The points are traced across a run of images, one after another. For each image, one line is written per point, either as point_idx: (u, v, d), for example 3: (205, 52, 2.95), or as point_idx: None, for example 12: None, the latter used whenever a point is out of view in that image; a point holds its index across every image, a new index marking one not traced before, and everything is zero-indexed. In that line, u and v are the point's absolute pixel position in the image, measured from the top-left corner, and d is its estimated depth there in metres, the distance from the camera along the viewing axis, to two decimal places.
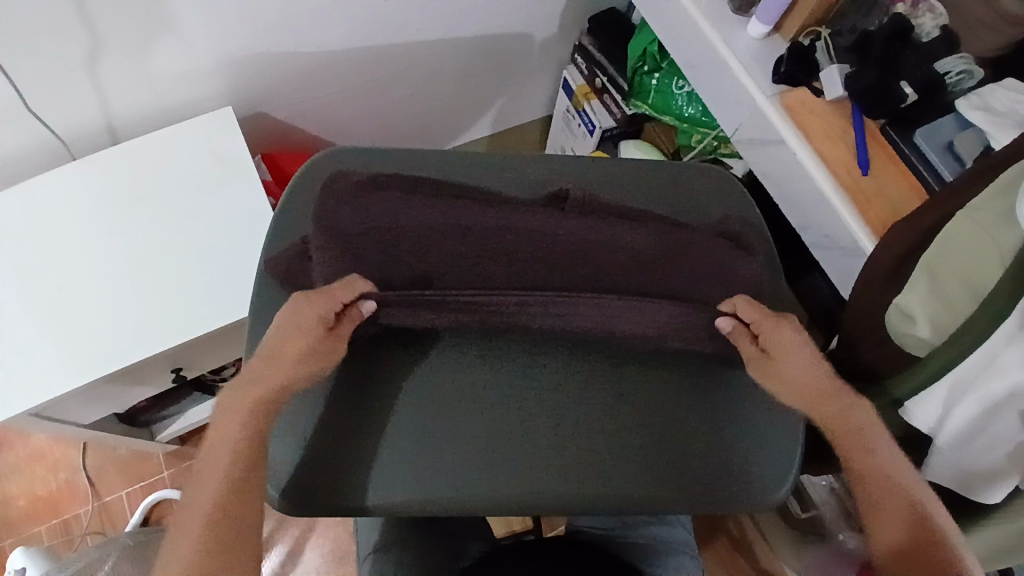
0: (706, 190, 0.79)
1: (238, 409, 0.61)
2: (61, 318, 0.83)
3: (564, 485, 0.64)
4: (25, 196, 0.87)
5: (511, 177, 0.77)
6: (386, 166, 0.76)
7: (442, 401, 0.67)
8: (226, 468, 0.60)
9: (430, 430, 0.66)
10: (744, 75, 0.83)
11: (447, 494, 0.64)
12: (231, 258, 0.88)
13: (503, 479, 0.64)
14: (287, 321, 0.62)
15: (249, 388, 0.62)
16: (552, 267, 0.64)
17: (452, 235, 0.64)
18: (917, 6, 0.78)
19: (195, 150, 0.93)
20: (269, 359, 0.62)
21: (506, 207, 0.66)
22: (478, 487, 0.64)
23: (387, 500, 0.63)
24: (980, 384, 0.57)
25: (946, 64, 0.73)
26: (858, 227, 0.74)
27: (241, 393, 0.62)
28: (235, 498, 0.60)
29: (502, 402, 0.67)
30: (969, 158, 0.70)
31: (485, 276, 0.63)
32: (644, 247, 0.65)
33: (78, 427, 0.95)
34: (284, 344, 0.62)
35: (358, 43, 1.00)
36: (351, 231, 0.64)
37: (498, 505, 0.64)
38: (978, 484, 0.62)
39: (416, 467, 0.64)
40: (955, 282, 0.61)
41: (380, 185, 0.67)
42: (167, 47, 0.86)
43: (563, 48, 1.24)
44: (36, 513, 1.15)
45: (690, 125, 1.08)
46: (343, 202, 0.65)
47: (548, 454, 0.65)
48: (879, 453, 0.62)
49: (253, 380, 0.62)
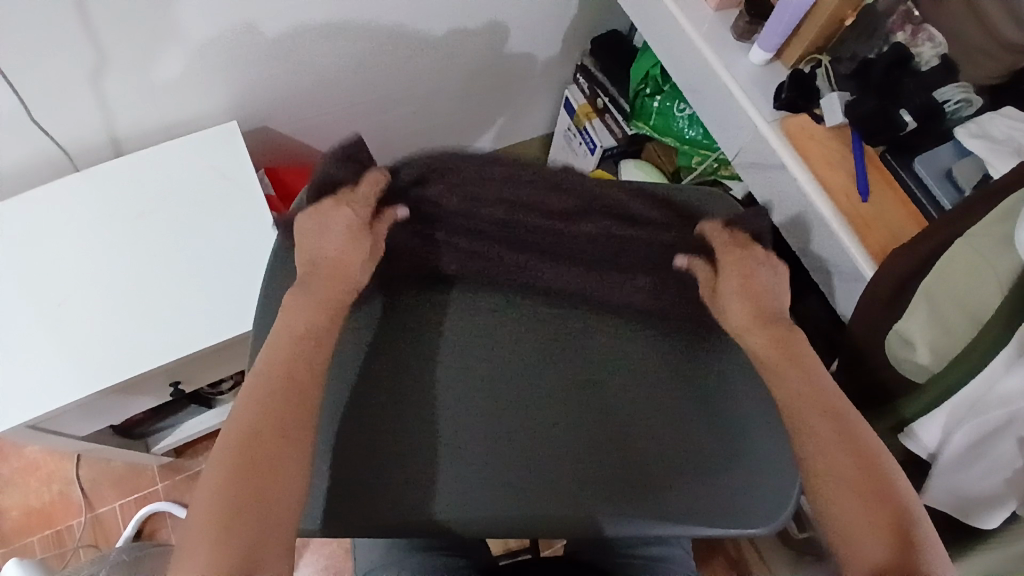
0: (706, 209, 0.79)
1: (284, 343, 0.63)
2: (61, 331, 0.83)
3: (574, 505, 0.64)
4: (27, 210, 0.87)
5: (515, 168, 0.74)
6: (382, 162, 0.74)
7: (487, 404, 0.70)
8: (234, 452, 0.55)
9: (483, 436, 0.68)
10: (745, 101, 0.84)
11: (494, 516, 0.63)
12: (231, 272, 0.88)
13: (557, 499, 0.64)
14: (327, 213, 0.71)
15: (299, 322, 0.65)
16: (527, 302, 0.75)
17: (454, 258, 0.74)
18: (918, 34, 0.80)
19: (199, 165, 0.93)
20: (319, 277, 0.68)
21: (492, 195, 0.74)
22: (528, 513, 0.63)
23: (453, 516, 0.63)
24: (978, 410, 0.58)
25: (945, 93, 0.74)
26: (858, 254, 0.74)
27: (310, 291, 0.67)
28: (253, 474, 0.54)
29: (514, 426, 0.69)
30: (967, 186, 0.71)
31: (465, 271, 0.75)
32: (610, 275, 0.75)
33: (75, 439, 0.94)
34: (339, 246, 0.69)
35: (363, 60, 1.01)
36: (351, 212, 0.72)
37: (553, 530, 0.63)
38: (977, 509, 0.61)
39: (473, 480, 0.65)
40: (954, 308, 0.62)
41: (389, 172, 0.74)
42: (174, 58, 0.86)
43: (565, 67, 1.25)
44: (28, 525, 1.14)
45: (691, 147, 1.09)
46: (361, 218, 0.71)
47: (566, 468, 0.67)
48: (876, 454, 0.58)
49: (305, 311, 0.65)
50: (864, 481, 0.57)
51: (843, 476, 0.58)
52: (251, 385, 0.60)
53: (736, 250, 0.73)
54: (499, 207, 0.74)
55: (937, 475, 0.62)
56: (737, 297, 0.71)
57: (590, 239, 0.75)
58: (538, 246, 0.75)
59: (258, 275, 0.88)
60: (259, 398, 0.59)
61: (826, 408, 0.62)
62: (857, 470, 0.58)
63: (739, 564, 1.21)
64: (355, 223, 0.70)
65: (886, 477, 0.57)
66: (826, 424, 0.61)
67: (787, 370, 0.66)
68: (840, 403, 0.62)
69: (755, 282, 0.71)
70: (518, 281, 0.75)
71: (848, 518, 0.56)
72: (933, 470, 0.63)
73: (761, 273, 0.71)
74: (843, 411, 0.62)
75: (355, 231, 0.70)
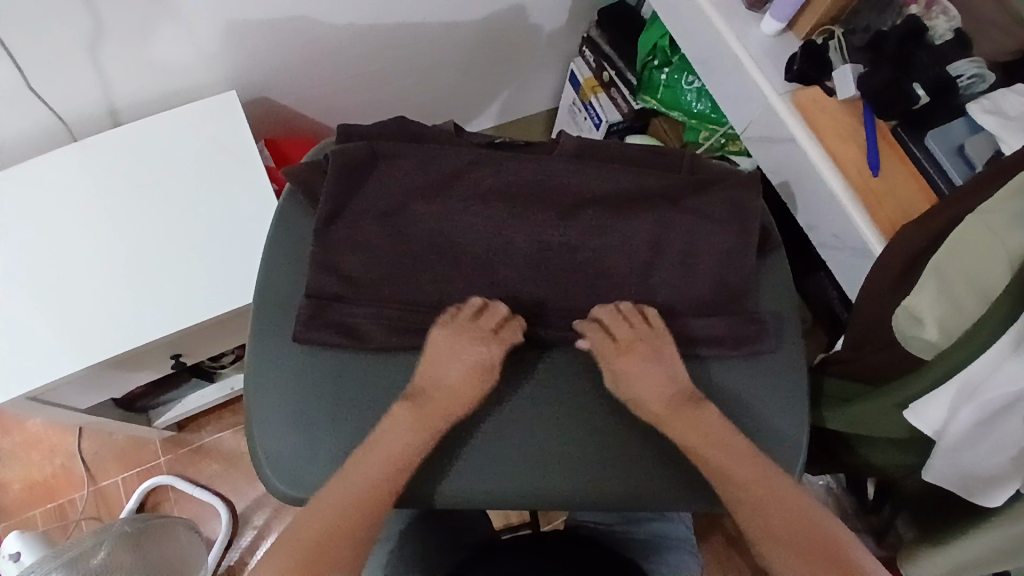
0: (725, 190, 0.71)
1: (412, 426, 0.62)
2: (60, 303, 0.82)
3: (561, 485, 0.65)
4: (25, 181, 0.86)
5: (515, 159, 0.70)
6: (375, 150, 0.69)
7: (523, 406, 0.67)
8: (373, 477, 0.61)
9: (505, 437, 0.66)
10: (756, 71, 0.82)
11: (545, 492, 0.65)
12: (233, 245, 0.87)
13: (592, 474, 0.65)
14: (446, 334, 0.65)
15: (410, 434, 0.62)
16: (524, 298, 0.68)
17: (439, 252, 0.68)
18: (931, 8, 0.77)
19: (197, 138, 0.91)
20: (433, 398, 0.64)
21: (490, 201, 0.69)
22: (562, 487, 0.65)
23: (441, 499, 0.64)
24: (983, 390, 0.57)
25: (958, 68, 0.72)
26: (867, 228, 0.74)
27: (423, 411, 0.63)
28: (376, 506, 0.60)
29: (493, 407, 0.66)
30: (980, 162, 0.70)
31: (443, 278, 0.68)
32: (613, 279, 0.69)
33: (76, 412, 0.94)
34: (459, 381, 0.64)
35: (367, 28, 0.98)
36: (346, 194, 0.68)
37: (587, 498, 0.65)
38: (978, 486, 0.60)
39: (489, 469, 0.65)
40: (963, 285, 0.61)
41: (373, 158, 0.69)
42: (171, 27, 0.83)
43: (572, 39, 1.22)
44: (31, 498, 1.15)
45: (699, 121, 1.06)
46: (354, 221, 0.68)
47: (585, 455, 0.65)
48: (777, 496, 0.60)
49: (405, 429, 0.62)
50: (778, 525, 0.59)
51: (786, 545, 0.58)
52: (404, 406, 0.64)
53: (623, 353, 0.64)
54: (489, 195, 0.69)
55: (941, 454, 0.61)
56: (642, 390, 0.64)
57: (589, 235, 0.69)
58: (536, 241, 0.68)
59: (257, 248, 0.87)
60: (407, 430, 0.63)
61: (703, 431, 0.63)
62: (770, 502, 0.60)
63: (738, 541, 1.21)
64: (485, 363, 0.64)
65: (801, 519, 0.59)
66: (728, 459, 0.62)
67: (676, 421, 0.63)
68: (710, 428, 0.63)
69: (644, 375, 0.64)
70: (517, 274, 0.68)
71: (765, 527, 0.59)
72: (936, 449, 0.61)
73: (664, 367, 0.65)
74: (732, 443, 0.63)
75: (480, 372, 0.65)
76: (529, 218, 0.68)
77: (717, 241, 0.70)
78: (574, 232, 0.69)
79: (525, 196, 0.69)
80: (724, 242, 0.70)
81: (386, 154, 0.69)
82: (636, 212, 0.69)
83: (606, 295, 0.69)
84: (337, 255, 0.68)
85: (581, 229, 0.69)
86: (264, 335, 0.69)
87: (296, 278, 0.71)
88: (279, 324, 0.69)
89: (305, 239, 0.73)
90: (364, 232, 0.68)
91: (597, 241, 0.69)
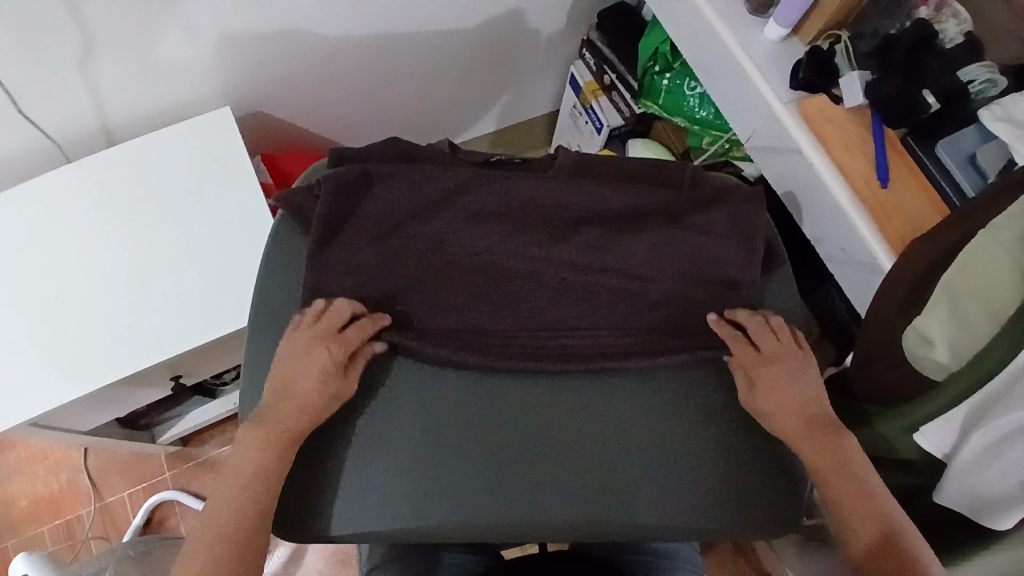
0: (731, 205, 0.69)
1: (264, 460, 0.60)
2: (58, 328, 0.82)
3: (532, 514, 0.63)
4: (19, 204, 0.85)
5: (511, 179, 0.69)
6: (368, 172, 0.68)
7: (506, 431, 0.65)
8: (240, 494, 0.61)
9: (484, 464, 0.64)
10: (760, 79, 0.80)
11: (511, 520, 0.63)
12: (229, 267, 0.86)
13: (565, 505, 0.63)
14: (294, 347, 0.64)
15: (253, 455, 0.61)
16: (519, 313, 0.66)
17: (433, 273, 0.67)
18: (942, 10, 0.74)
19: (192, 155, 0.90)
20: (285, 424, 0.62)
21: (484, 221, 0.67)
22: (534, 518, 0.63)
23: (396, 529, 0.62)
24: (995, 413, 0.55)
25: (969, 73, 0.69)
26: (876, 243, 0.72)
27: (268, 427, 0.62)
28: (253, 521, 0.61)
29: (484, 433, 0.65)
30: (992, 173, 0.68)
31: (438, 301, 0.66)
32: (613, 297, 0.67)
33: (77, 433, 0.93)
34: (312, 392, 0.63)
35: (359, 39, 0.96)
36: (338, 215, 0.67)
37: (552, 533, 0.63)
38: (987, 511, 0.56)
39: (461, 500, 0.63)
40: (974, 302, 0.60)
41: (363, 178, 0.68)
42: (160, 45, 0.82)
43: (572, 41, 1.20)
44: (38, 514, 1.15)
45: (702, 127, 1.04)
46: (346, 245, 0.67)
47: (567, 483, 0.64)
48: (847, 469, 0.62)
49: (252, 451, 0.62)
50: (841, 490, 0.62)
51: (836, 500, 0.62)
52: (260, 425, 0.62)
53: (766, 363, 0.65)
54: (483, 214, 0.67)
55: (954, 473, 0.59)
56: (775, 405, 0.64)
57: (584, 252, 0.67)
58: (526, 259, 0.67)
59: (253, 271, 0.86)
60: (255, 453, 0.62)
61: (810, 437, 0.63)
62: (853, 502, 0.61)
63: (744, 548, 1.20)
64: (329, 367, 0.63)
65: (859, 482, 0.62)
66: (823, 469, 0.62)
67: (799, 435, 0.63)
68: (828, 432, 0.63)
69: (785, 389, 0.64)
70: (511, 292, 0.67)
71: (854, 531, 0.61)
72: (949, 468, 0.59)
73: (804, 386, 0.64)
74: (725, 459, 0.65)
75: (328, 377, 0.63)
76: (522, 235, 0.67)
77: (724, 255, 0.68)
78: (566, 251, 0.67)
79: (521, 215, 0.68)
80: (727, 258, 0.68)
81: (380, 175, 0.68)
82: (633, 230, 0.68)
83: (607, 314, 0.67)
84: (331, 278, 0.66)
85: (579, 249, 0.67)
86: (261, 364, 0.68)
87: (291, 306, 0.70)
88: (276, 352, 0.69)
89: (299, 265, 0.72)
90: (356, 254, 0.67)
91: (594, 261, 0.67)
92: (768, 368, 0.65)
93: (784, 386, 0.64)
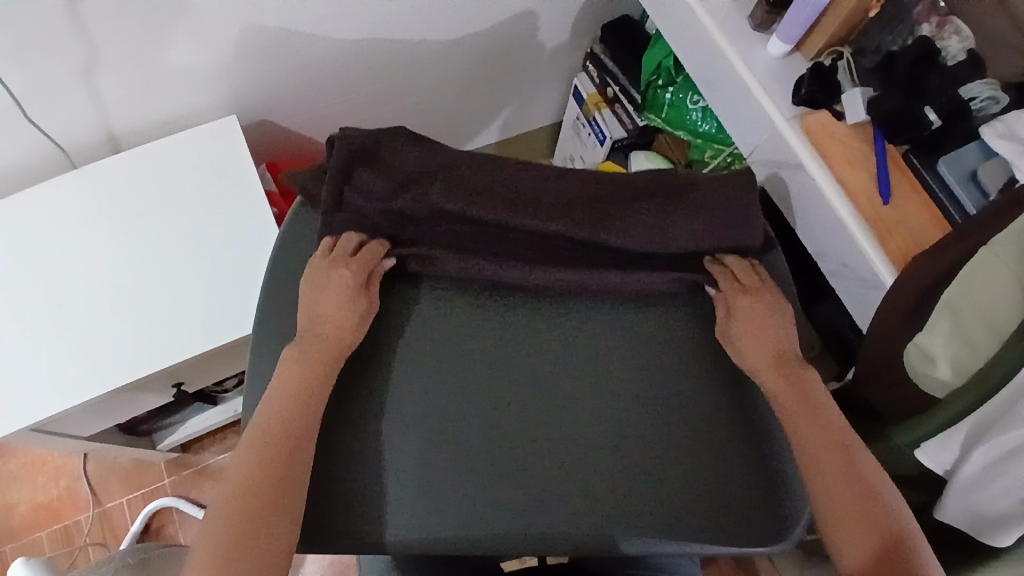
0: (722, 193, 0.73)
1: (259, 467, 0.59)
2: (60, 334, 0.82)
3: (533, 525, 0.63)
4: (24, 210, 0.86)
5: (513, 164, 0.74)
6: (376, 147, 0.73)
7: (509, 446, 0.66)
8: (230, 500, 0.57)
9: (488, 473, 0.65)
10: (763, 95, 0.80)
11: (512, 531, 0.63)
12: (232, 274, 0.86)
13: (566, 517, 0.63)
14: (316, 278, 0.69)
15: (247, 463, 0.59)
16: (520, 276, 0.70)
17: (438, 239, 0.71)
18: (944, 27, 0.75)
19: (197, 163, 0.90)
20: (291, 413, 0.62)
21: (484, 194, 0.70)
22: (536, 529, 0.62)
23: (433, 543, 0.63)
24: (995, 430, 0.55)
25: (971, 90, 0.70)
26: (879, 260, 0.71)
27: (308, 349, 0.65)
28: (245, 526, 0.56)
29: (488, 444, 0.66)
30: (994, 190, 0.68)
31: (443, 263, 0.71)
32: (609, 265, 0.71)
33: (77, 439, 0.93)
34: (333, 332, 0.66)
35: (364, 50, 0.97)
36: (348, 187, 0.72)
37: (555, 546, 0.63)
38: (988, 528, 0.56)
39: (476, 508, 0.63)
40: (975, 318, 0.61)
41: (372, 152, 0.73)
42: (167, 54, 0.83)
43: (575, 54, 1.21)
44: (37, 521, 1.15)
45: (704, 141, 1.04)
46: (356, 212, 0.71)
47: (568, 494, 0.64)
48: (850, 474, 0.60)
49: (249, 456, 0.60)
50: (839, 498, 0.59)
51: (838, 508, 0.59)
52: (258, 425, 0.62)
53: (748, 295, 0.70)
54: (485, 187, 0.71)
55: (956, 490, 0.58)
56: (755, 337, 0.68)
57: (580, 224, 0.69)
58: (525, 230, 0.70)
59: (257, 278, 0.86)
60: (255, 452, 0.60)
61: (818, 440, 0.62)
62: (856, 509, 0.58)
63: (745, 563, 1.20)
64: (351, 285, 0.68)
65: (864, 491, 0.59)
66: (824, 473, 0.60)
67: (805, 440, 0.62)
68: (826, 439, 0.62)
69: (762, 325, 0.68)
70: (512, 258, 0.71)
71: (854, 547, 0.57)
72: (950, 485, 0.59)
73: (778, 317, 0.69)
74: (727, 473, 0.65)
75: (352, 296, 0.68)
76: (522, 208, 0.69)
77: (714, 232, 0.72)
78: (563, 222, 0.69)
79: (521, 190, 0.72)
80: (720, 234, 0.72)
81: (389, 151, 0.73)
82: (628, 207, 0.72)
83: (604, 280, 0.71)
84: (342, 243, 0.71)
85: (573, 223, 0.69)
86: (265, 373, 0.69)
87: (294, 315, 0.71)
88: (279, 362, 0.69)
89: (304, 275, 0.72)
90: (364, 222, 0.71)
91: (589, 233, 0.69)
92: (747, 296, 0.70)
93: (762, 318, 0.69)
